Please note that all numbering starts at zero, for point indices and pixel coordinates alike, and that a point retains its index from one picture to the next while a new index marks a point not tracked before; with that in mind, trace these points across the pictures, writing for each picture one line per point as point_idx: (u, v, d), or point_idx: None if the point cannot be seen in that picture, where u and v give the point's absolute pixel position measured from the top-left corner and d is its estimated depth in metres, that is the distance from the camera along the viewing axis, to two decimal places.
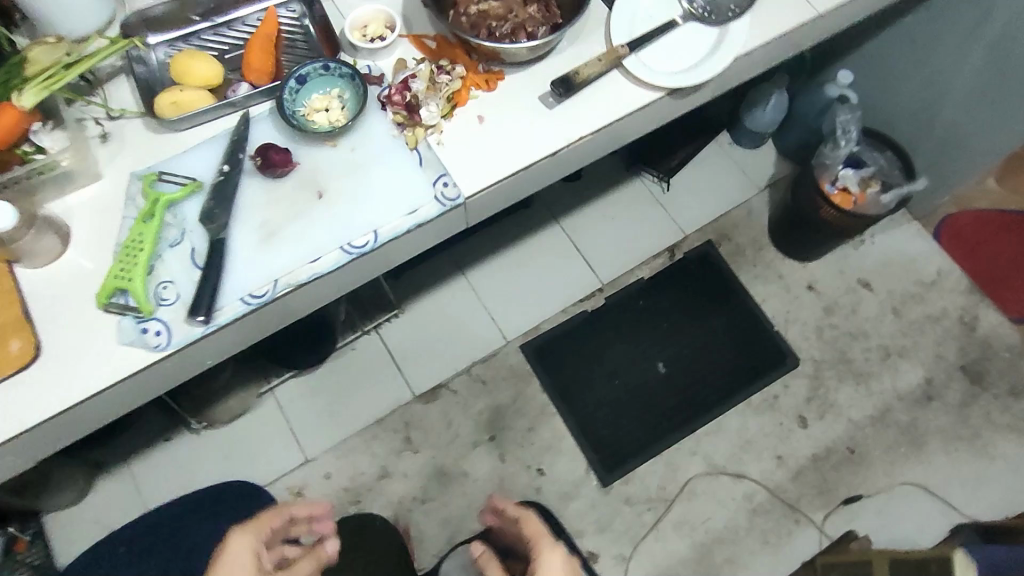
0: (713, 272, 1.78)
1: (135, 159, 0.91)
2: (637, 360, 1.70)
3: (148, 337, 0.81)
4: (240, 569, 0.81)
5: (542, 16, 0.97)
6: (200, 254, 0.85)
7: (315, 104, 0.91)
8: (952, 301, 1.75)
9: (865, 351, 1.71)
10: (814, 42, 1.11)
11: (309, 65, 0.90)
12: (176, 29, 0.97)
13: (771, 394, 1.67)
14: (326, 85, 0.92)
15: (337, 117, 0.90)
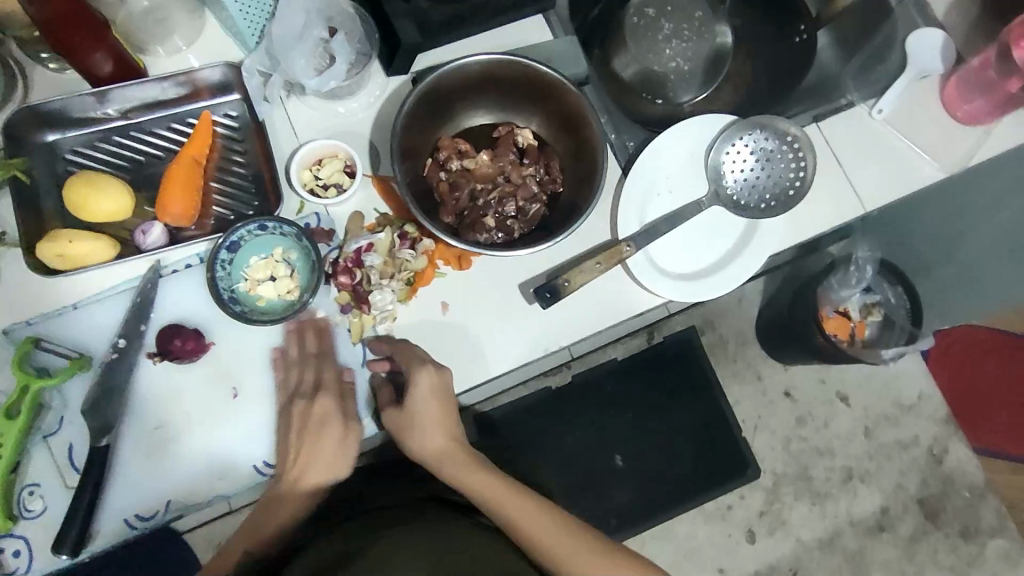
0: (688, 363, 1.55)
1: (9, 308, 0.73)
2: (588, 454, 1.48)
3: (4, 558, 0.68)
4: (329, 433, 0.71)
5: (539, 185, 0.80)
6: (80, 455, 0.71)
7: (255, 273, 0.75)
8: (925, 428, 1.61)
9: (828, 471, 1.59)
10: (852, 213, 0.87)
11: (242, 228, 0.74)
12: (86, 128, 0.78)
13: (724, 504, 1.55)
14: (266, 245, 0.76)
15: (287, 287, 0.75)
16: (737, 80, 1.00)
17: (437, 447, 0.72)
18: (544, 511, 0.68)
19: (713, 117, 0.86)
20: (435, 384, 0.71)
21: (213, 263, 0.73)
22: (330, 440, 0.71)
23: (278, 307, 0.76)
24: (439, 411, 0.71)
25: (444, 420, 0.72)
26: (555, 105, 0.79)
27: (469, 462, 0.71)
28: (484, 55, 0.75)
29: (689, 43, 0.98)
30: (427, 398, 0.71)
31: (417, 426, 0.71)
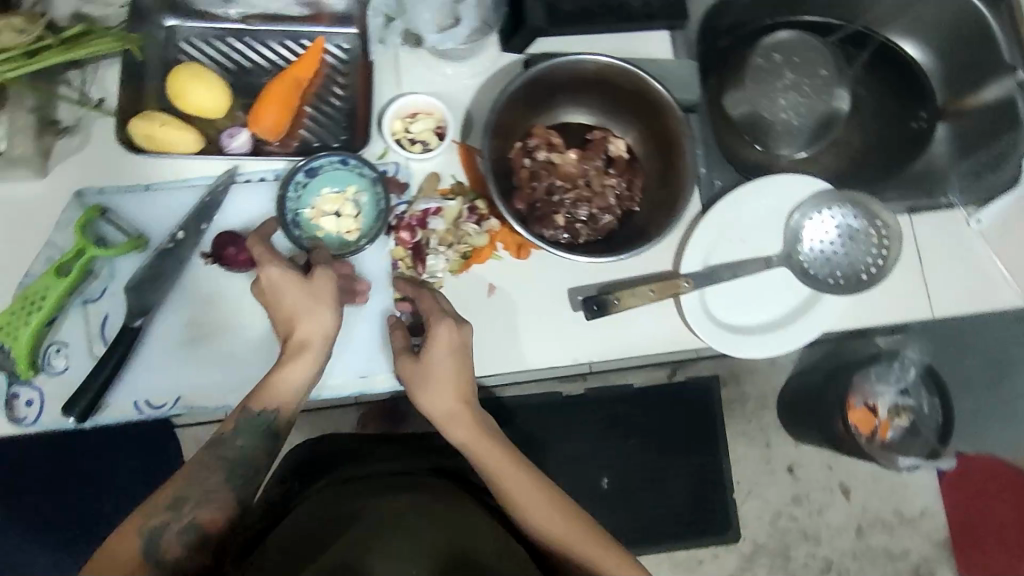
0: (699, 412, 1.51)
1: (88, 171, 0.76)
2: (581, 466, 1.46)
3: (15, 405, 0.70)
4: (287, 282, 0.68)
5: (616, 199, 0.79)
6: (112, 327, 0.73)
7: (324, 204, 0.76)
8: (918, 545, 1.57)
9: (808, 557, 1.56)
10: (920, 316, 0.84)
11: (323, 158, 0.75)
12: (205, 23, 0.80)
13: (696, 557, 1.51)
14: (342, 180, 0.77)
15: (348, 226, 0.76)
16: (842, 148, 0.97)
17: (446, 408, 0.70)
18: (548, 490, 0.69)
19: (807, 179, 0.83)
20: (453, 340, 0.69)
21: (286, 185, 0.75)
22: (292, 291, 0.68)
23: (337, 243, 0.76)
24: (456, 372, 0.70)
25: (458, 378, 0.70)
26: (656, 123, 0.78)
27: (477, 429, 0.70)
28: (603, 55, 0.73)
29: (805, 99, 0.95)
30: (444, 355, 0.69)
31: (429, 383, 0.70)
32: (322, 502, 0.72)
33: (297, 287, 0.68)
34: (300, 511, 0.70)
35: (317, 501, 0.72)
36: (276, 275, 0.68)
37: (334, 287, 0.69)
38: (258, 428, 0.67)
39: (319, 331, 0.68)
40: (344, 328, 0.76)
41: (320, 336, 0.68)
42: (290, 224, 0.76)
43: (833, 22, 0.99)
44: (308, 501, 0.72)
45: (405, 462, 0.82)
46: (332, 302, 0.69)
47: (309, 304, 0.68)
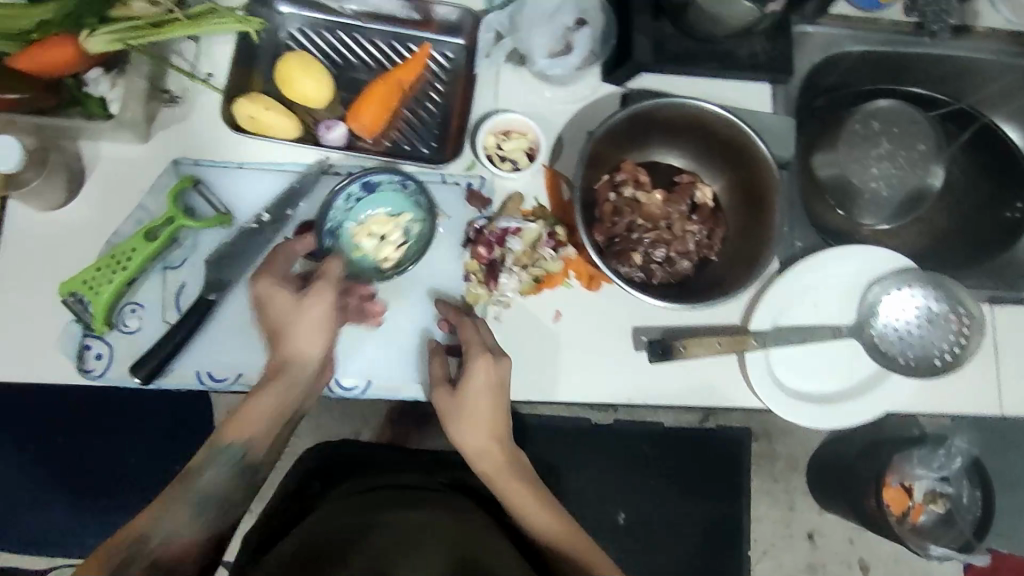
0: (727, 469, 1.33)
1: (188, 142, 0.78)
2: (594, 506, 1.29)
3: (86, 356, 0.72)
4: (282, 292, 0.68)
5: (695, 245, 0.79)
6: (187, 296, 0.75)
7: (371, 223, 0.76)
8: None
9: None
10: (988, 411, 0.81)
11: (384, 175, 0.76)
12: (319, 14, 0.82)
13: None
14: (396, 205, 0.78)
15: (387, 252, 0.76)
16: (923, 227, 0.96)
17: (480, 442, 0.70)
18: (571, 528, 0.67)
19: (891, 254, 0.82)
20: (491, 378, 0.69)
21: (338, 192, 0.75)
22: (279, 309, 0.68)
23: (369, 266, 0.76)
24: (492, 406, 0.70)
25: (493, 413, 0.70)
26: (748, 176, 0.77)
27: (507, 466, 0.70)
28: (708, 102, 0.73)
29: (897, 170, 0.94)
30: (480, 392, 0.69)
31: (462, 417, 0.70)
32: (339, 511, 0.72)
33: (291, 300, 0.68)
34: (315, 519, 0.71)
35: (333, 511, 0.73)
36: (266, 292, 0.68)
37: (326, 304, 0.68)
38: (232, 458, 0.67)
39: (305, 352, 0.68)
40: (407, 331, 0.77)
41: (306, 359, 0.68)
42: (325, 232, 0.76)
43: (940, 98, 0.98)
44: (322, 512, 0.74)
45: (420, 480, 0.84)
46: (323, 325, 0.68)
47: (296, 318, 0.68)
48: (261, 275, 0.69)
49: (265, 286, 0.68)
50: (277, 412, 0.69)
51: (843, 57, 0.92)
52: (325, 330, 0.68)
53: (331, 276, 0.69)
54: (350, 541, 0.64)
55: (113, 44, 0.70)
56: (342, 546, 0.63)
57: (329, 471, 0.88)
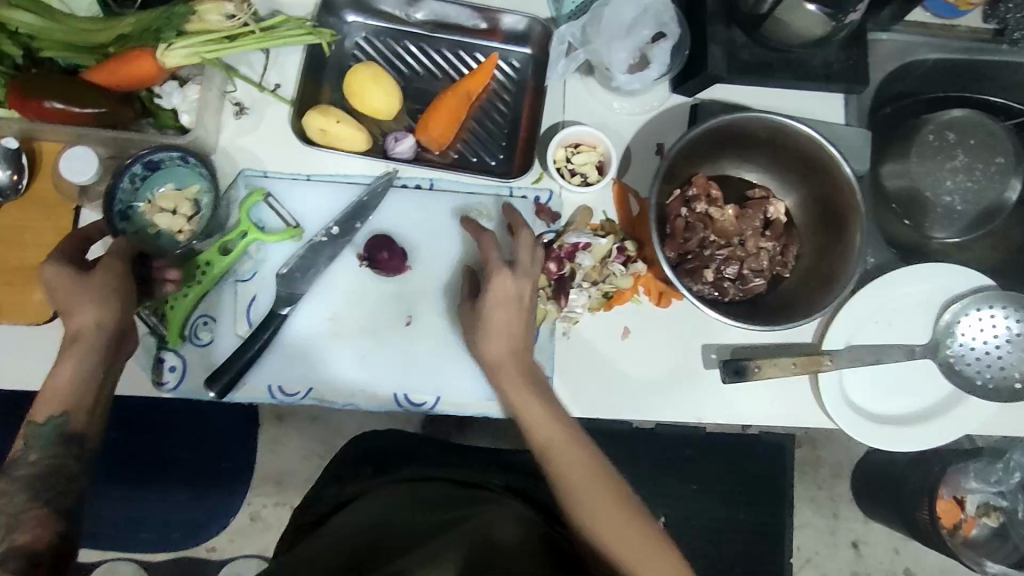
0: (774, 476, 1.28)
1: (256, 153, 0.77)
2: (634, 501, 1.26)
3: (160, 369, 0.73)
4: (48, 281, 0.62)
5: (769, 262, 0.77)
6: (258, 308, 0.75)
7: (159, 200, 0.72)
8: None
9: None
10: None
11: (165, 153, 0.71)
12: (385, 24, 0.81)
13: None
14: (183, 177, 0.73)
15: (180, 227, 0.72)
16: (998, 240, 0.93)
17: (499, 354, 0.66)
18: (592, 467, 0.61)
19: (969, 273, 0.79)
20: (511, 292, 0.67)
21: (120, 173, 0.70)
22: (58, 281, 0.61)
23: (165, 242, 0.72)
24: (510, 325, 0.67)
25: (512, 326, 0.67)
26: (828, 194, 0.75)
27: (524, 381, 0.66)
28: (794, 119, 0.71)
29: (974, 183, 0.90)
30: (500, 305, 0.67)
31: (481, 329, 0.67)
32: (382, 505, 0.74)
33: (69, 274, 0.61)
34: (363, 513, 0.73)
35: (381, 502, 0.75)
36: (46, 272, 0.61)
37: (111, 280, 0.63)
38: (49, 439, 0.60)
39: (84, 326, 0.61)
40: None
41: (88, 330, 0.61)
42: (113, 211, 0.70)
43: (1015, 107, 0.94)
44: (369, 502, 0.75)
45: (473, 473, 0.83)
46: (103, 290, 0.62)
47: (52, 291, 0.61)
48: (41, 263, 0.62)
49: (47, 270, 0.61)
50: (81, 387, 0.61)
51: (917, 65, 0.89)
52: (88, 299, 0.61)
53: (113, 251, 0.65)
54: (393, 540, 0.65)
55: (190, 57, 0.69)
56: (392, 546, 0.64)
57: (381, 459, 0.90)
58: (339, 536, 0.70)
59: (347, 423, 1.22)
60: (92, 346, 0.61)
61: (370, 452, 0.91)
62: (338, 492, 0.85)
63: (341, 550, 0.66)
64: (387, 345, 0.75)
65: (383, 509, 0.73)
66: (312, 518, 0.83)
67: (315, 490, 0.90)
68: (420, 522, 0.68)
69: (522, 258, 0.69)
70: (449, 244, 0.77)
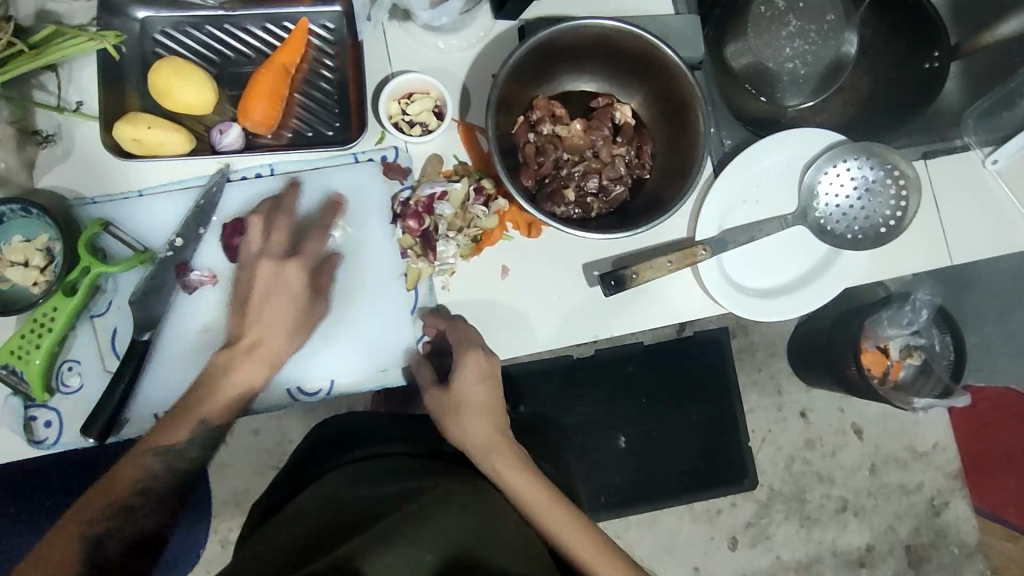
0: (711, 369, 1.27)
1: (74, 180, 0.72)
2: (587, 430, 1.24)
3: (34, 426, 0.69)
4: (289, 308, 0.67)
5: (626, 167, 0.76)
6: (122, 339, 0.71)
7: (8, 255, 0.68)
8: (932, 479, 1.43)
9: (823, 498, 1.42)
10: (930, 261, 0.83)
11: (4, 207, 0.67)
12: (180, 12, 0.76)
13: (715, 507, 1.38)
14: (32, 229, 0.70)
15: (34, 279, 0.69)
16: (849, 95, 0.95)
17: (488, 435, 0.69)
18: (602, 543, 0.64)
19: (820, 133, 0.81)
20: (483, 370, 0.70)
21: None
22: (295, 308, 0.67)
23: (23, 296, 0.69)
24: (486, 400, 0.70)
25: (493, 413, 0.70)
26: (663, 85, 0.74)
27: (513, 465, 0.68)
28: (608, 20, 0.70)
29: (811, 45, 0.93)
30: (475, 392, 0.70)
31: (463, 415, 0.69)
32: (327, 490, 0.71)
33: (305, 299, 0.68)
34: (301, 503, 0.70)
35: (332, 488, 0.71)
36: (297, 279, 0.67)
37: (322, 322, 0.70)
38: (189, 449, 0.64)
39: (280, 348, 0.66)
40: (353, 320, 0.75)
41: (278, 354, 0.67)
42: None
43: None
44: (316, 487, 0.73)
45: (424, 447, 0.81)
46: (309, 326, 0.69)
47: (280, 293, 0.66)
48: (270, 259, 0.67)
49: (295, 271, 0.67)
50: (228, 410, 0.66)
51: None
52: (296, 334, 0.67)
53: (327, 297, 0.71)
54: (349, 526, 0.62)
55: None
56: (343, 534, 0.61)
57: (333, 438, 0.86)
58: (290, 527, 0.65)
59: (290, 430, 1.19)
60: (272, 369, 0.66)
61: (321, 437, 0.87)
62: (287, 483, 0.83)
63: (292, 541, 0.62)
64: None
65: (333, 496, 0.69)
66: (265, 508, 0.81)
67: (276, 481, 0.86)
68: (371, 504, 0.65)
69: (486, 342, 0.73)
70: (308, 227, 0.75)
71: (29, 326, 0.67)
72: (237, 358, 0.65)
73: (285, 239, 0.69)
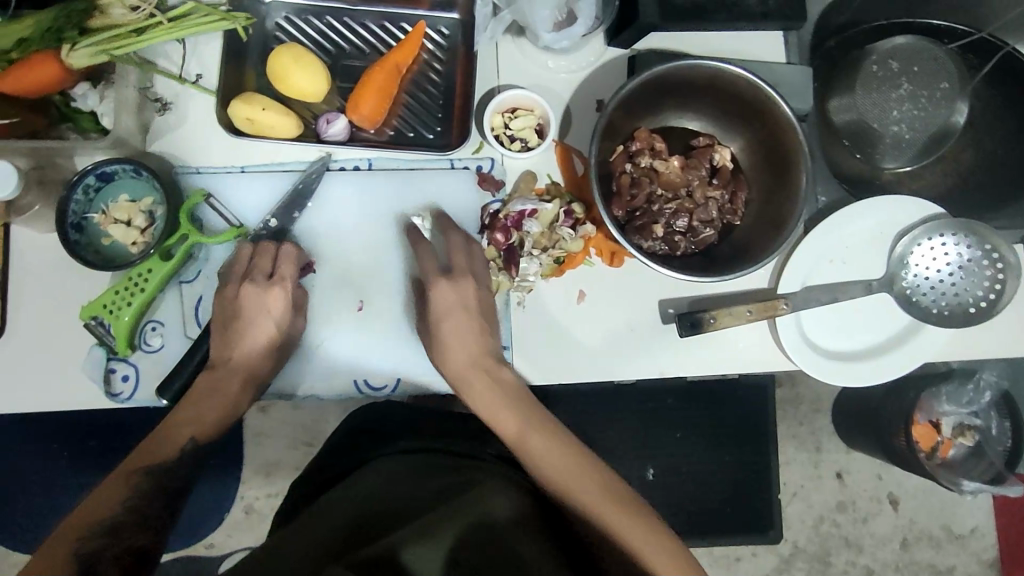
0: (754, 417, 1.24)
1: (183, 149, 0.75)
2: (620, 457, 1.23)
3: (112, 379, 0.72)
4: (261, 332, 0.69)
5: (718, 211, 0.76)
6: (206, 308, 0.74)
7: (114, 211, 0.71)
8: (964, 563, 1.39)
9: (847, 564, 1.38)
10: (1015, 349, 0.80)
11: (117, 166, 0.69)
12: (305, 1, 0.78)
13: (734, 554, 1.36)
14: (139, 189, 0.73)
15: (134, 239, 0.71)
16: (948, 165, 0.92)
17: (474, 382, 0.68)
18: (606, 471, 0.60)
19: (921, 203, 0.79)
20: (452, 298, 0.70)
21: (74, 186, 0.68)
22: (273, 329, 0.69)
23: (120, 253, 0.72)
24: (475, 339, 0.69)
25: (473, 339, 0.69)
26: (770, 136, 0.74)
27: (492, 394, 0.67)
28: (728, 63, 0.69)
29: (920, 111, 0.89)
30: (456, 333, 0.69)
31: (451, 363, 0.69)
32: (370, 481, 0.71)
33: (286, 322, 0.70)
34: (349, 488, 0.71)
35: (372, 478, 0.71)
36: (278, 305, 0.69)
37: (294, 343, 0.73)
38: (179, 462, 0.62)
39: (261, 368, 0.69)
40: None
41: (252, 366, 0.69)
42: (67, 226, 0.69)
43: (959, 28, 0.92)
44: (363, 474, 0.73)
45: (465, 444, 0.79)
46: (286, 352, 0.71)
47: (262, 319, 0.69)
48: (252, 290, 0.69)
49: (275, 299, 0.69)
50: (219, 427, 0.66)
51: None
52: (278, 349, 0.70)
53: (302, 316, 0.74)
54: (393, 516, 0.63)
55: (96, 56, 0.67)
56: (383, 526, 0.62)
57: (374, 423, 0.85)
58: (333, 510, 0.66)
59: (331, 410, 1.20)
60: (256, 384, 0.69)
61: (363, 421, 0.85)
62: (330, 463, 0.83)
63: (337, 524, 0.63)
64: (346, 332, 0.75)
65: (373, 487, 0.69)
66: (309, 484, 0.81)
67: (315, 461, 0.86)
68: (414, 499, 0.66)
69: (459, 265, 0.72)
70: (394, 228, 0.76)
71: (124, 282, 0.70)
72: (221, 374, 0.67)
73: (270, 264, 0.71)
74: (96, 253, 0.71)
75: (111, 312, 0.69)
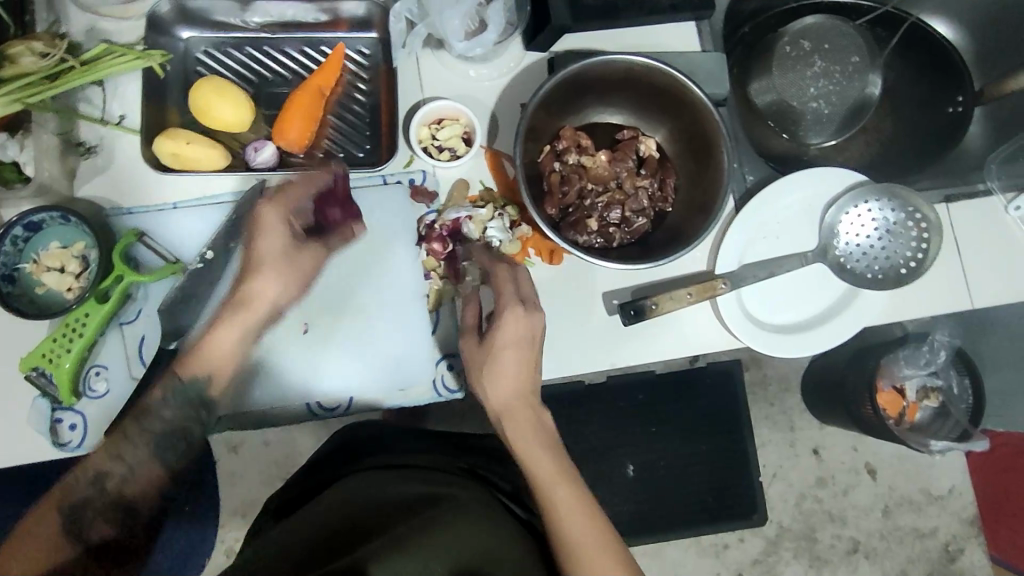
0: (723, 401, 1.26)
1: (111, 191, 0.75)
2: (596, 457, 1.23)
3: (59, 428, 0.71)
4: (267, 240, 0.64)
5: (649, 200, 0.78)
6: (150, 347, 0.73)
7: (45, 259, 0.70)
8: (946, 524, 1.41)
9: (833, 538, 1.40)
10: (953, 304, 0.82)
11: (44, 215, 0.69)
12: (223, 34, 0.79)
13: (722, 541, 1.36)
14: (69, 236, 0.72)
15: (70, 285, 0.71)
16: (871, 135, 0.96)
17: (512, 395, 0.64)
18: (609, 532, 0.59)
19: (843, 172, 0.82)
20: (522, 332, 0.64)
21: None
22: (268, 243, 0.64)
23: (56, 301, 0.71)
24: (528, 358, 0.65)
25: (522, 373, 0.64)
26: (689, 123, 0.76)
27: (536, 431, 0.63)
28: (636, 56, 0.71)
29: (835, 85, 0.92)
30: (511, 346, 0.64)
31: (490, 369, 0.64)
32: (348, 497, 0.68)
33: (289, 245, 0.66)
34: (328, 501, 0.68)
35: (361, 484, 0.70)
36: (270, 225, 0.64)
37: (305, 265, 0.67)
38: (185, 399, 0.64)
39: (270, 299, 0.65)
40: (376, 337, 0.76)
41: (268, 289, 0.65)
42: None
43: (865, 5, 0.97)
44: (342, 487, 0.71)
45: (435, 459, 0.78)
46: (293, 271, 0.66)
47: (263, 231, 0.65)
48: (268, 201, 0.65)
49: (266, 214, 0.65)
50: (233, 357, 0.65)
51: None
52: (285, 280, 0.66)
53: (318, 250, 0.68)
54: (383, 525, 0.62)
55: (10, 104, 0.66)
56: (357, 538, 0.61)
57: (344, 446, 0.85)
58: (308, 525, 0.65)
59: (300, 441, 1.19)
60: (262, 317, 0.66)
61: (344, 437, 0.86)
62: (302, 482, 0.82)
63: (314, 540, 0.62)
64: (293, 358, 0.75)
65: (352, 502, 0.67)
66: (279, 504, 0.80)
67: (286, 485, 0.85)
68: (397, 508, 0.64)
69: (531, 296, 0.67)
70: None
71: (61, 328, 0.69)
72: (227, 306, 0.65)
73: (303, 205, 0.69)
74: (32, 303, 0.70)
75: (50, 361, 0.68)
